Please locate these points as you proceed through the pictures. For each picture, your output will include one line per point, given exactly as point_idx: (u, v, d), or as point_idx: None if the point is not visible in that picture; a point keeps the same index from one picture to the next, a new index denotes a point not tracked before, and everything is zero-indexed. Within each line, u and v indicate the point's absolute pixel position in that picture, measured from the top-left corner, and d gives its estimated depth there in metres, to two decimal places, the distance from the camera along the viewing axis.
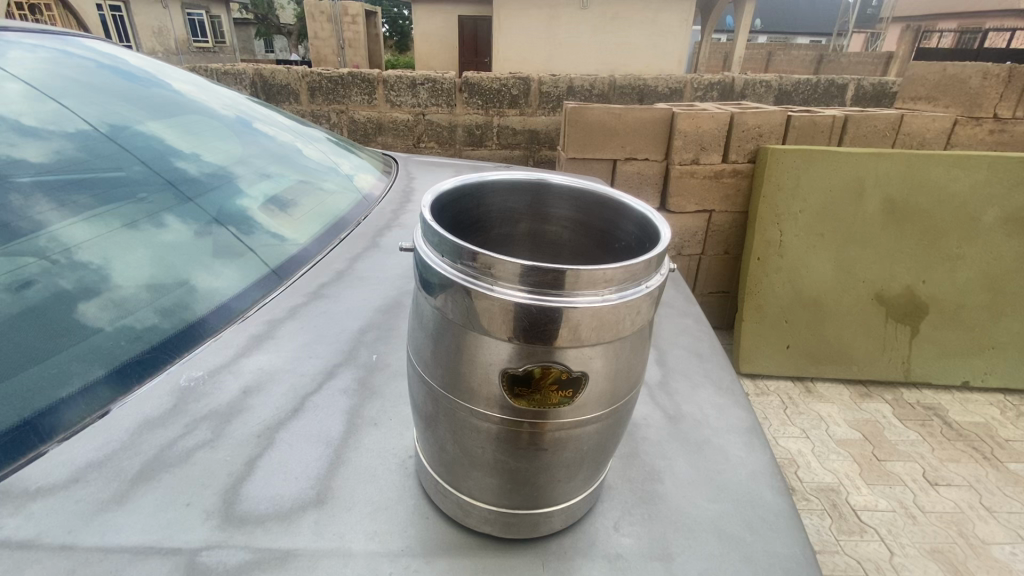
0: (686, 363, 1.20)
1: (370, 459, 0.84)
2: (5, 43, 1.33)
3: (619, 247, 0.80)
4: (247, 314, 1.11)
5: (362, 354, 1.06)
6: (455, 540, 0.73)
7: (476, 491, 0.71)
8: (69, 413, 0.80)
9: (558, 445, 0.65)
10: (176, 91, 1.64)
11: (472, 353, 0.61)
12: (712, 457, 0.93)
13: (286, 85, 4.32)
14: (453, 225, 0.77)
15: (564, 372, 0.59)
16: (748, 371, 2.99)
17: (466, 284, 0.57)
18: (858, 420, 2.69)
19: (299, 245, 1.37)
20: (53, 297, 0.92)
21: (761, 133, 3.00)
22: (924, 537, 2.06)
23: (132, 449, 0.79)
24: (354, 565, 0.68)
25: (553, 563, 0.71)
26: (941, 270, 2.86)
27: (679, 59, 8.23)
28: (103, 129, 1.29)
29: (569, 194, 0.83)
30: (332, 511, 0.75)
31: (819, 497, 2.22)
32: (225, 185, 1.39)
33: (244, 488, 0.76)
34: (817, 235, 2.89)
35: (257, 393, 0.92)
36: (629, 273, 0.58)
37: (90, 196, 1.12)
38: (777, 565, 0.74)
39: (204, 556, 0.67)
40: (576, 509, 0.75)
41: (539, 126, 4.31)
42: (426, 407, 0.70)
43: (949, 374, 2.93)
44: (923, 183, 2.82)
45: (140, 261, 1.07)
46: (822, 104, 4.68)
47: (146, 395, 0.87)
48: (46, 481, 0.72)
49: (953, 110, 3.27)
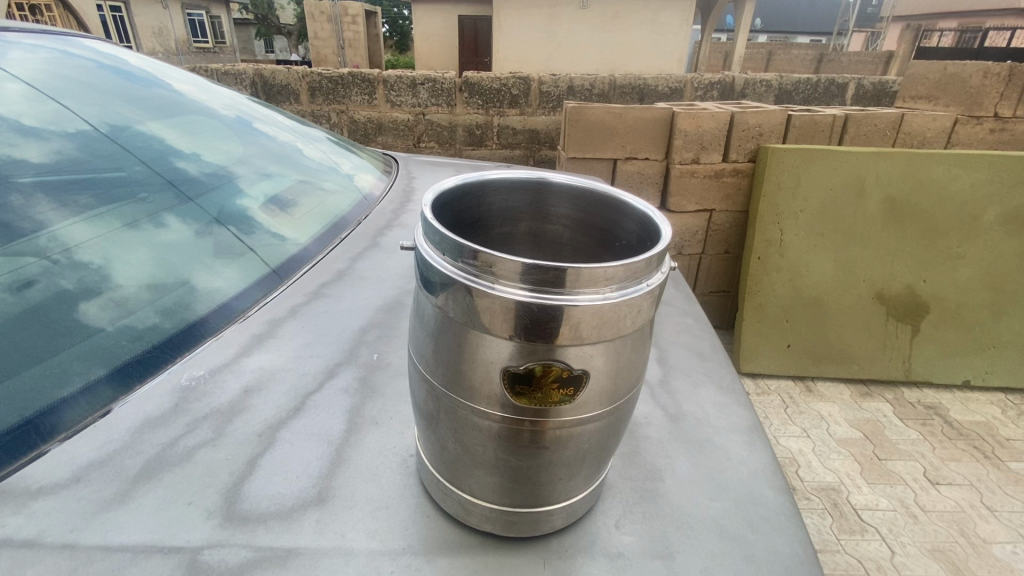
0: (687, 362, 1.20)
1: (371, 458, 0.84)
2: (5, 43, 1.33)
3: (619, 246, 0.80)
4: (248, 314, 1.11)
5: (363, 354, 1.06)
6: (456, 539, 0.73)
7: (477, 490, 0.71)
8: (70, 413, 0.81)
9: (559, 443, 0.65)
10: (176, 91, 1.64)
11: (473, 351, 0.61)
12: (713, 455, 0.93)
13: (286, 86, 4.32)
14: (454, 224, 0.77)
15: (565, 371, 0.59)
16: (749, 370, 2.98)
17: (467, 283, 0.57)
18: (859, 419, 2.69)
19: (299, 245, 1.37)
20: (54, 297, 0.93)
21: (761, 133, 3.00)
22: (926, 536, 2.06)
23: (133, 448, 0.79)
24: (356, 563, 0.68)
25: (554, 561, 0.71)
26: (942, 269, 2.86)
27: (679, 58, 8.23)
28: (104, 129, 1.29)
29: (570, 193, 0.83)
30: (333, 509, 0.75)
31: (819, 497, 2.22)
32: (225, 185, 1.39)
33: (245, 487, 0.76)
34: (817, 235, 2.89)
35: (258, 392, 0.92)
36: (630, 272, 0.58)
37: (91, 196, 1.12)
38: (778, 563, 0.74)
39: (205, 555, 0.67)
40: (577, 508, 0.75)
41: (539, 126, 4.31)
42: (427, 406, 0.70)
43: (949, 373, 2.93)
44: (923, 182, 2.82)
45: (140, 261, 1.07)
46: (822, 103, 4.68)
47: (147, 395, 0.87)
48: (48, 481, 0.72)
49: (954, 108, 3.27)
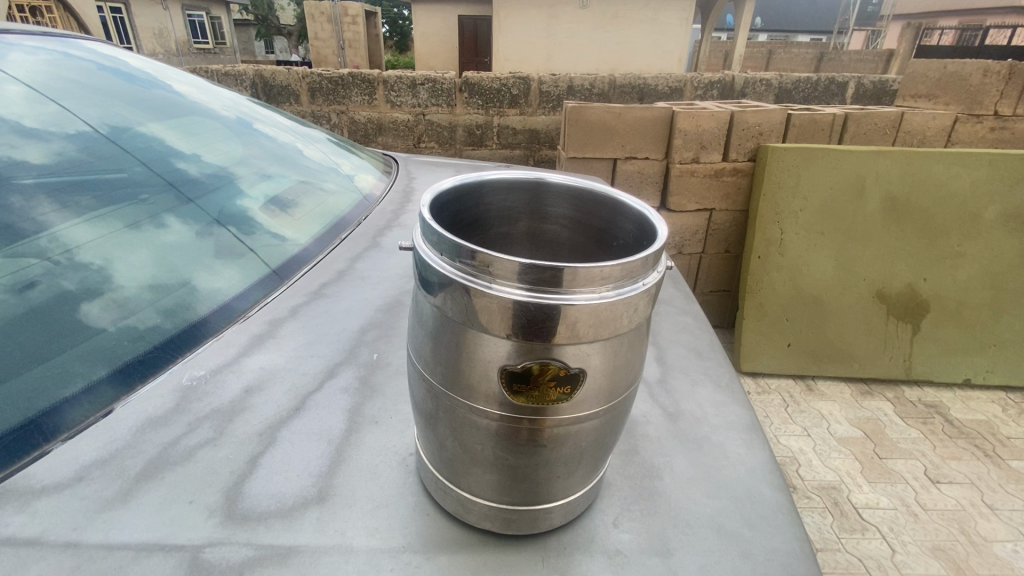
0: (685, 361, 1.20)
1: (371, 457, 0.84)
2: (6, 46, 1.34)
3: (617, 246, 0.81)
4: (249, 314, 1.11)
5: (363, 353, 1.06)
6: (455, 537, 0.73)
7: (476, 488, 0.71)
8: (72, 412, 0.81)
9: (557, 441, 0.66)
10: (177, 92, 1.65)
11: (472, 350, 0.61)
12: (711, 454, 0.93)
13: (286, 87, 4.33)
14: (452, 224, 0.78)
15: (563, 369, 0.60)
16: (749, 369, 2.99)
17: (466, 282, 0.58)
18: (860, 418, 2.69)
19: (299, 245, 1.37)
20: (56, 297, 0.93)
21: (761, 132, 3.00)
22: (927, 534, 2.06)
23: (135, 447, 0.80)
24: (356, 561, 0.68)
25: (552, 559, 0.72)
26: (942, 267, 2.86)
27: (679, 58, 8.23)
28: (104, 130, 1.29)
29: (568, 193, 0.84)
30: (333, 507, 0.75)
31: (820, 495, 2.22)
32: (225, 186, 1.40)
33: (247, 486, 0.77)
34: (817, 234, 2.90)
35: (259, 392, 0.93)
36: (626, 270, 0.58)
37: (91, 197, 1.13)
38: (776, 561, 0.75)
39: (207, 553, 0.68)
40: (576, 505, 0.75)
41: (539, 126, 4.31)
42: (426, 405, 0.70)
43: (950, 372, 2.93)
44: (923, 181, 2.83)
45: (142, 262, 1.08)
46: (822, 102, 4.68)
47: (149, 395, 0.88)
48: (50, 480, 0.73)
49: (954, 107, 3.27)
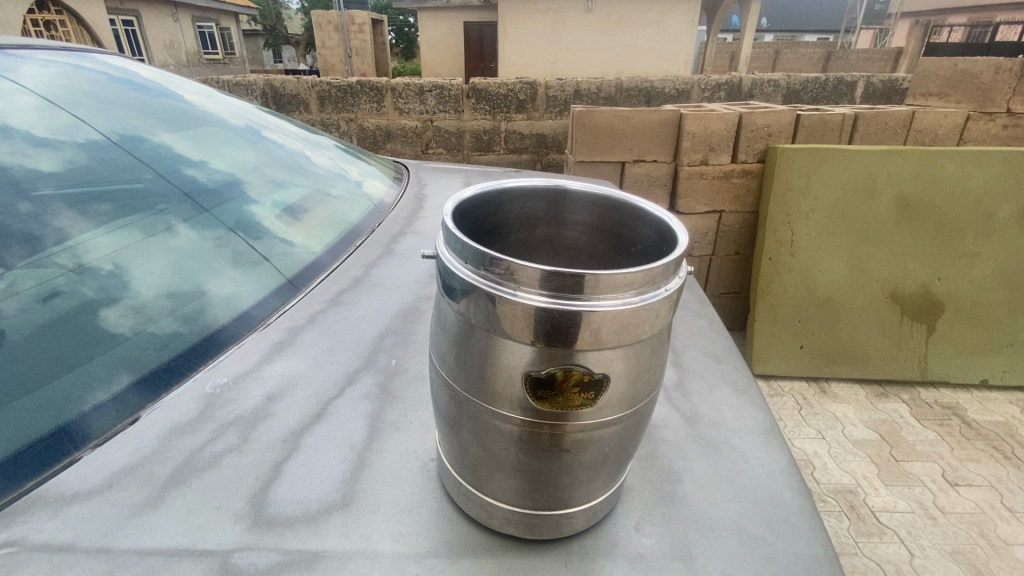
0: (702, 365, 1.20)
1: (393, 462, 0.85)
2: (19, 59, 1.37)
3: (636, 251, 0.81)
4: (268, 322, 1.13)
5: (382, 359, 1.07)
6: (479, 542, 0.74)
7: (499, 493, 0.72)
8: (100, 420, 0.83)
9: (580, 446, 0.66)
10: (186, 101, 1.68)
11: (495, 357, 0.62)
12: (730, 458, 0.93)
13: (296, 95, 4.40)
14: (473, 232, 0.79)
15: (586, 374, 0.60)
16: (763, 371, 2.97)
17: (490, 290, 0.59)
18: (875, 420, 2.66)
19: (313, 253, 1.39)
20: (80, 306, 0.95)
21: (770, 133, 2.99)
22: (946, 538, 2.03)
23: (162, 454, 0.81)
24: (381, 566, 0.69)
25: (575, 563, 0.72)
26: (957, 266, 2.84)
27: (685, 59, 8.14)
28: (115, 139, 1.32)
29: (587, 200, 0.85)
30: (358, 513, 0.76)
31: (836, 498, 2.20)
32: (238, 194, 1.42)
33: (272, 492, 0.78)
34: (829, 234, 2.88)
35: (282, 398, 0.94)
36: (649, 277, 0.59)
37: (112, 208, 1.16)
38: (799, 564, 0.74)
39: (236, 557, 0.69)
40: (598, 510, 0.76)
41: (547, 130, 4.30)
42: (449, 410, 0.71)
43: (966, 373, 2.90)
44: (935, 180, 2.80)
45: (162, 270, 1.10)
46: (831, 102, 4.66)
47: (173, 402, 0.90)
48: (82, 487, 0.75)
49: (965, 105, 3.23)
